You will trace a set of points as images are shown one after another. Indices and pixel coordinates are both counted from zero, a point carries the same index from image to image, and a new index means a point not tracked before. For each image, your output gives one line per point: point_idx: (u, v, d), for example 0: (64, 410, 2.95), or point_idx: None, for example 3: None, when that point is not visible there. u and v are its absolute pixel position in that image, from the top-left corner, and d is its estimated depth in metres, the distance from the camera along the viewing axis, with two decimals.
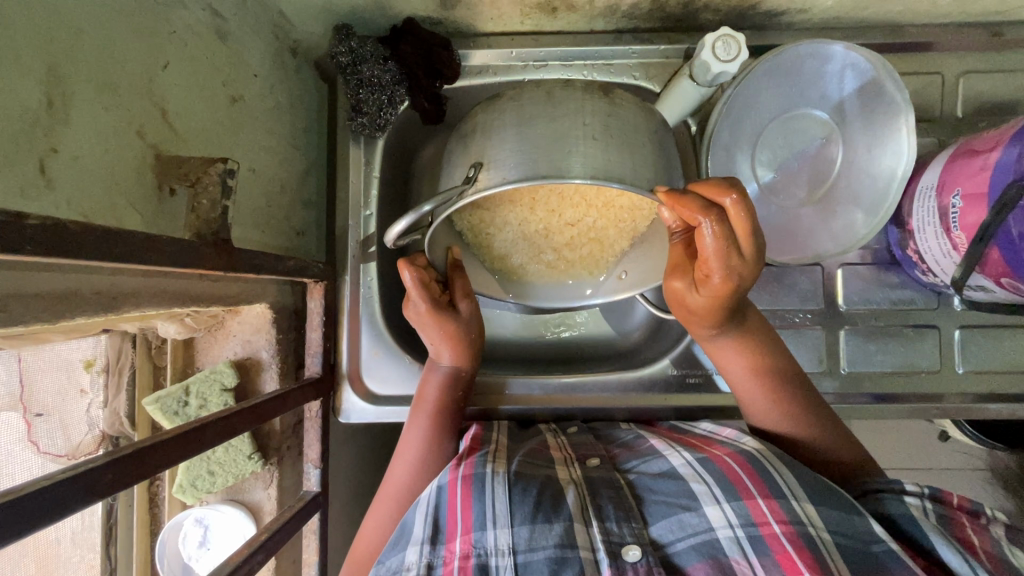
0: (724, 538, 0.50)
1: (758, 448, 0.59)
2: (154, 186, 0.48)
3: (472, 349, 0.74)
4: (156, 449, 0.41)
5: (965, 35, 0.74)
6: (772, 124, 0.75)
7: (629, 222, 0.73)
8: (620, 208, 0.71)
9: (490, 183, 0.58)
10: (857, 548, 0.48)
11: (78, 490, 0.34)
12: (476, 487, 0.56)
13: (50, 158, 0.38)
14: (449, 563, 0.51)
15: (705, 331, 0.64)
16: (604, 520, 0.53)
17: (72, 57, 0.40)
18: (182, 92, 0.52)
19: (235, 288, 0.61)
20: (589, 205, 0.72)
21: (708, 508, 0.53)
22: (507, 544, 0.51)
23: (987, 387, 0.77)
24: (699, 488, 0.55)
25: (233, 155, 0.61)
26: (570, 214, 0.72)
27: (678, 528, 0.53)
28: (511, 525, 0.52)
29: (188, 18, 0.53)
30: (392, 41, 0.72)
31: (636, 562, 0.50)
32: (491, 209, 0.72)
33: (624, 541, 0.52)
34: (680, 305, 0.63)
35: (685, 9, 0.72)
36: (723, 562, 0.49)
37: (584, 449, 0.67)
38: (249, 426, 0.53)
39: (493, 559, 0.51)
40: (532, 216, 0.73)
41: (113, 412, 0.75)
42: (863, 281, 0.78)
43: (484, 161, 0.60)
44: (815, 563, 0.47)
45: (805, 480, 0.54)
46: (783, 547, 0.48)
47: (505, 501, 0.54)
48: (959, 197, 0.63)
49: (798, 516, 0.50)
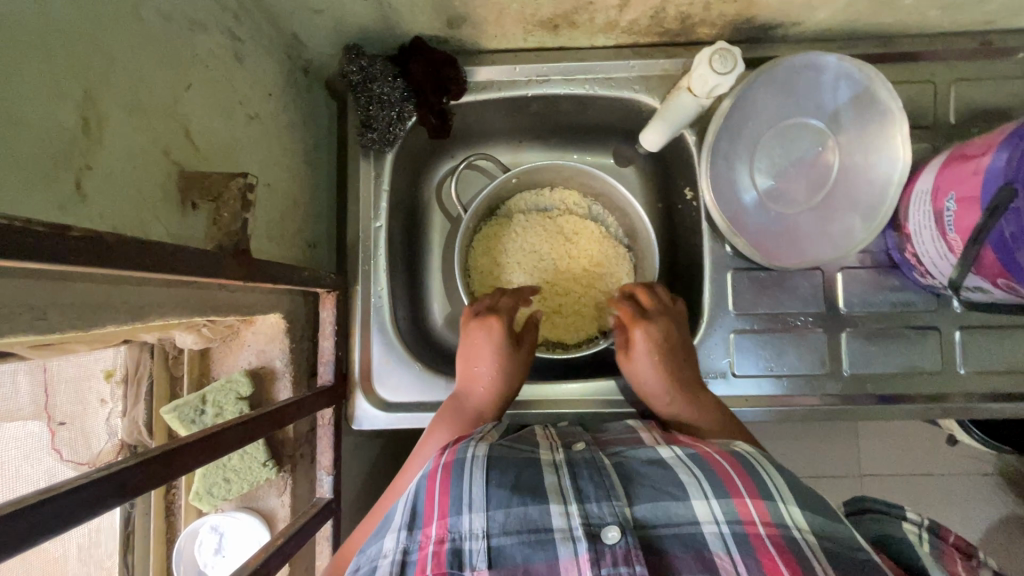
0: (709, 533, 0.49)
1: (750, 453, 0.59)
2: (177, 201, 0.50)
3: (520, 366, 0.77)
4: (181, 450, 0.43)
5: (955, 44, 0.77)
6: (769, 134, 0.78)
7: (607, 302, 0.90)
8: (599, 292, 0.90)
9: (526, 169, 0.86)
10: (843, 553, 0.48)
11: (110, 489, 0.36)
12: (455, 472, 0.54)
13: (84, 175, 0.40)
14: (424, 548, 0.49)
15: (672, 394, 0.72)
16: (584, 501, 0.52)
17: (105, 81, 0.42)
18: (203, 111, 0.55)
19: (251, 298, 0.63)
20: (577, 282, 0.91)
21: (695, 501, 0.51)
22: (482, 527, 0.50)
23: (990, 387, 0.78)
24: (687, 479, 0.53)
25: (250, 170, 0.63)
26: (562, 286, 0.91)
27: (664, 514, 0.51)
28: (487, 509, 0.51)
29: (209, 41, 0.56)
30: (401, 60, 0.76)
31: (614, 545, 0.48)
32: (509, 213, 0.94)
33: (604, 522, 0.50)
34: (633, 365, 0.75)
35: (683, 23, 0.74)
36: (706, 556, 0.48)
37: (571, 438, 0.65)
38: (265, 432, 0.54)
39: (465, 543, 0.49)
40: (531, 278, 0.91)
41: (132, 422, 0.74)
42: (863, 284, 0.79)
43: (522, 172, 0.86)
44: (797, 564, 0.46)
45: (792, 485, 0.54)
46: (765, 548, 0.47)
47: (482, 488, 0.52)
48: (953, 201, 0.65)
49: (785, 519, 0.49)
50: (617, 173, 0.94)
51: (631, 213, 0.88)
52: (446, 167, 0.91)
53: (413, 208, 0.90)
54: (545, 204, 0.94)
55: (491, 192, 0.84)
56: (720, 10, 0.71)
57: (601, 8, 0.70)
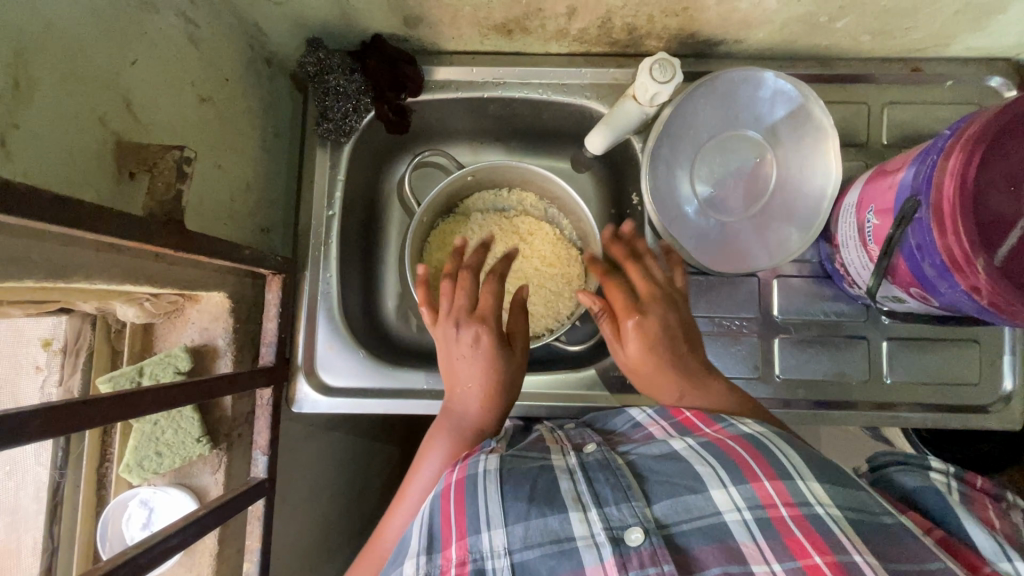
0: (733, 522, 0.48)
1: (761, 432, 0.56)
2: (113, 169, 0.52)
3: (517, 370, 0.73)
4: (88, 404, 0.44)
5: (887, 69, 0.81)
6: (709, 144, 0.81)
7: (555, 301, 0.92)
8: (548, 291, 0.92)
9: (479, 167, 0.88)
10: (869, 520, 0.47)
11: (1, 430, 0.37)
12: (469, 489, 0.52)
13: (11, 133, 0.42)
14: (446, 572, 0.48)
15: (677, 385, 0.67)
16: (602, 505, 0.50)
17: (40, 45, 0.44)
18: (149, 87, 0.57)
19: (191, 272, 0.64)
20: (528, 281, 0.93)
21: (714, 491, 0.50)
22: (502, 544, 0.48)
23: (915, 397, 0.80)
24: (705, 470, 0.51)
25: (198, 149, 0.66)
26: (513, 284, 0.93)
27: (683, 510, 0.50)
28: (505, 524, 0.49)
29: (159, 22, 0.58)
30: (360, 55, 0.78)
31: (639, 548, 0.47)
32: (465, 211, 0.96)
33: (626, 524, 0.49)
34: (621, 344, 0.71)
35: (630, 35, 0.78)
36: (732, 547, 0.47)
37: (581, 438, 0.61)
38: (190, 400, 0.56)
39: (487, 562, 0.48)
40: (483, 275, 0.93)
41: (67, 391, 0.74)
42: (797, 293, 0.82)
43: (476, 170, 0.88)
44: (825, 544, 0.45)
45: (811, 462, 0.52)
46: (791, 531, 0.47)
47: (498, 500, 0.50)
48: (873, 213, 0.68)
49: (807, 498, 0.49)
50: (573, 178, 0.96)
51: (581, 216, 0.90)
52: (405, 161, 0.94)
53: (372, 201, 0.92)
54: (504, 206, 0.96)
55: (444, 189, 0.86)
56: (663, 23, 0.75)
57: (550, 16, 0.73)
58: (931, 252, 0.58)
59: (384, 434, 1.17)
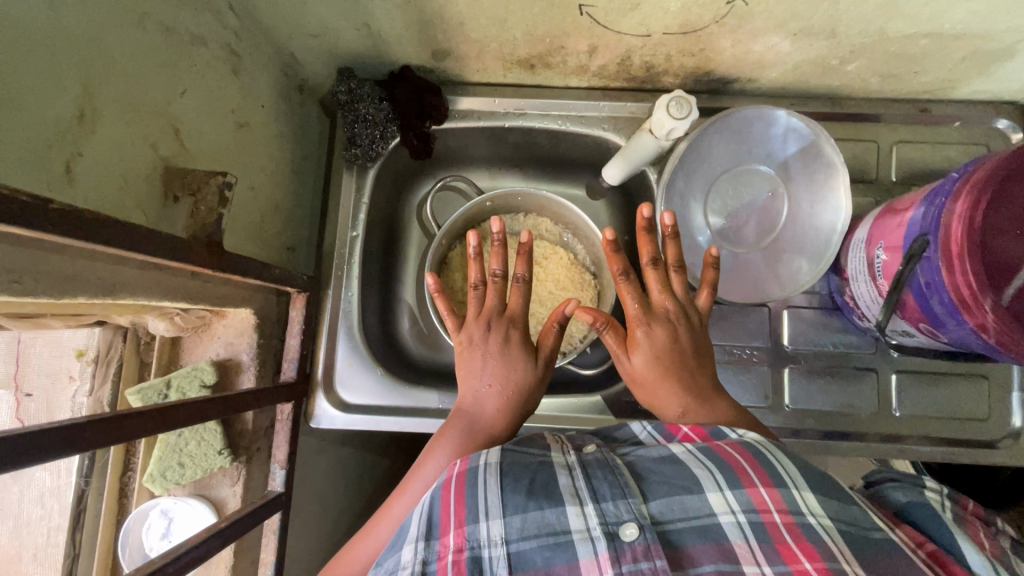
0: (727, 523, 0.49)
1: (758, 439, 0.56)
2: (160, 193, 0.55)
3: (537, 381, 0.74)
4: (132, 417, 0.46)
5: (897, 109, 0.84)
6: (721, 177, 0.84)
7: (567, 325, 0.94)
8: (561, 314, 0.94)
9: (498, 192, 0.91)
10: (858, 533, 0.49)
11: (57, 440, 0.40)
12: (469, 481, 0.52)
13: (74, 160, 0.45)
14: (443, 558, 0.48)
15: (681, 399, 0.66)
16: (599, 500, 0.50)
17: (103, 80, 0.48)
18: (194, 115, 0.60)
19: (224, 289, 0.67)
20: (541, 303, 0.95)
21: (710, 493, 0.50)
22: (500, 534, 0.49)
23: (925, 430, 0.81)
24: (700, 472, 0.52)
25: (233, 171, 0.69)
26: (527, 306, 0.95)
27: (679, 509, 0.50)
28: (503, 515, 0.50)
29: (206, 54, 0.62)
30: (388, 85, 0.82)
31: (633, 544, 0.48)
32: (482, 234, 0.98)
33: (621, 520, 0.49)
34: (631, 357, 0.70)
35: (648, 71, 0.81)
36: (725, 546, 0.48)
37: (581, 440, 0.62)
38: (221, 414, 0.58)
39: (485, 550, 0.48)
40: None
41: (96, 401, 0.77)
42: (807, 324, 0.84)
43: (494, 196, 0.91)
44: (815, 551, 0.46)
45: (805, 471, 0.53)
46: (783, 537, 0.48)
47: (497, 493, 0.51)
48: (883, 249, 0.70)
49: (799, 506, 0.50)
50: (588, 205, 0.99)
51: (595, 242, 0.93)
52: (426, 185, 0.97)
53: (393, 222, 0.95)
54: (518, 229, 0.97)
55: (463, 214, 0.88)
56: (680, 62, 0.78)
57: (572, 52, 0.77)
58: (940, 288, 0.60)
59: (391, 451, 1.18)
